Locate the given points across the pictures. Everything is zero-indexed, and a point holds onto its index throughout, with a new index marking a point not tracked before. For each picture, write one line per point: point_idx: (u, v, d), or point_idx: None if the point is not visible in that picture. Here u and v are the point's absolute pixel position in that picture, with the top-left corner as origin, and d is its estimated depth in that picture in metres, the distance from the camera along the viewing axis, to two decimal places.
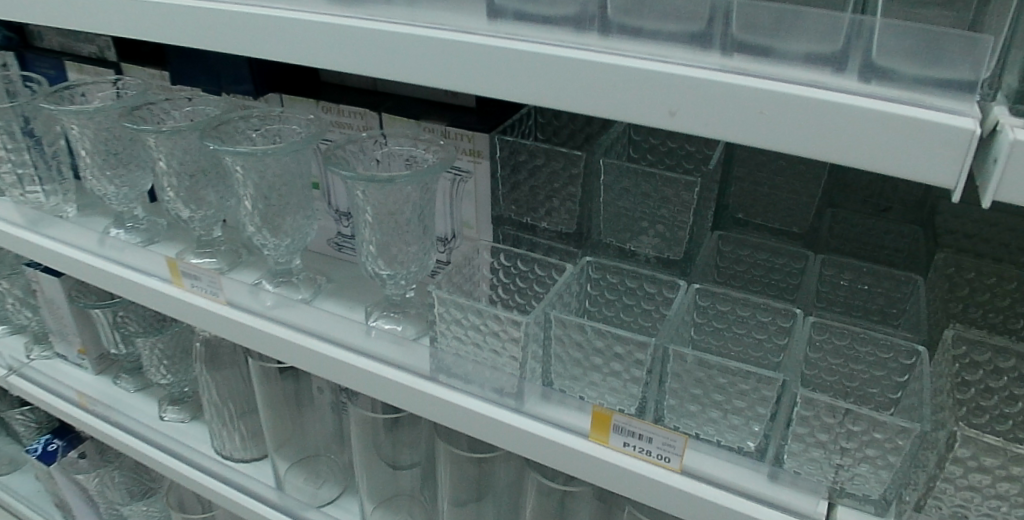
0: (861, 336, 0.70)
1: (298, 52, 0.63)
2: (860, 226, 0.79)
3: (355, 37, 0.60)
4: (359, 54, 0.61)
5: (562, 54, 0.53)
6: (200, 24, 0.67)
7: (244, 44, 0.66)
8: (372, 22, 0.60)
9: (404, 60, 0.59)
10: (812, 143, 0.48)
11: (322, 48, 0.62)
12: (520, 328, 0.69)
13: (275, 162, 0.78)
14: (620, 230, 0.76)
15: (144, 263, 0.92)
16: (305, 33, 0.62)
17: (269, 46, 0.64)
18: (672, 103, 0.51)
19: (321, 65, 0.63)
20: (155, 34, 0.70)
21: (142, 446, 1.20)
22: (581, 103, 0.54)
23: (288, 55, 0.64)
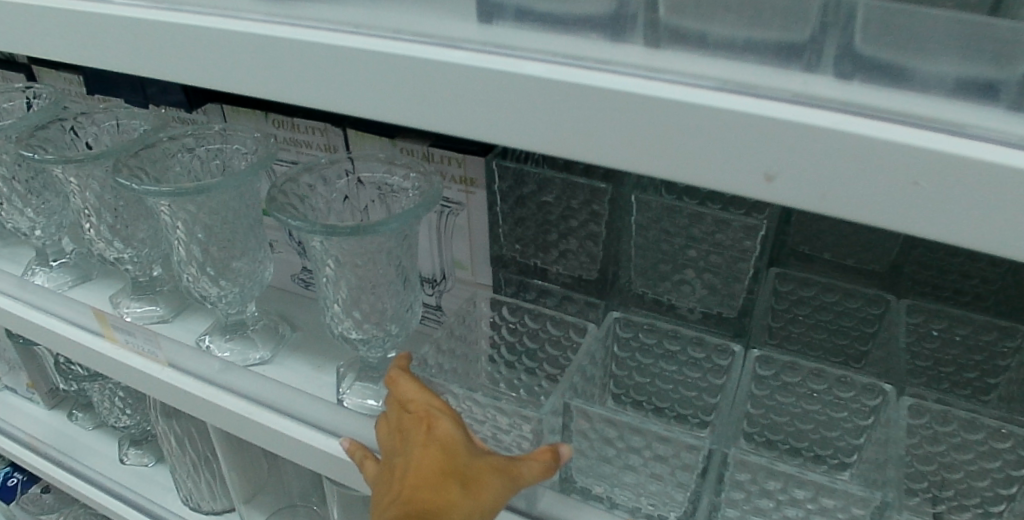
0: (970, 421, 0.54)
1: (199, 72, 0.44)
2: (951, 253, 0.60)
3: (279, 51, 0.41)
4: (283, 78, 0.42)
5: (592, 80, 0.35)
6: (58, 25, 0.48)
7: (123, 57, 0.47)
8: (299, 29, 0.41)
9: (349, 86, 0.40)
10: (991, 230, 0.31)
11: (232, 66, 0.43)
12: (532, 425, 0.53)
13: (211, 200, 0.61)
14: (655, 278, 0.60)
15: (69, 311, 0.76)
16: (207, 45, 0.43)
17: (157, 62, 0.45)
18: (768, 162, 0.33)
19: (235, 89, 0.44)
20: (13, 42, 0.51)
21: (92, 493, 1.04)
22: (621, 157, 0.36)
23: (187, 76, 0.45)
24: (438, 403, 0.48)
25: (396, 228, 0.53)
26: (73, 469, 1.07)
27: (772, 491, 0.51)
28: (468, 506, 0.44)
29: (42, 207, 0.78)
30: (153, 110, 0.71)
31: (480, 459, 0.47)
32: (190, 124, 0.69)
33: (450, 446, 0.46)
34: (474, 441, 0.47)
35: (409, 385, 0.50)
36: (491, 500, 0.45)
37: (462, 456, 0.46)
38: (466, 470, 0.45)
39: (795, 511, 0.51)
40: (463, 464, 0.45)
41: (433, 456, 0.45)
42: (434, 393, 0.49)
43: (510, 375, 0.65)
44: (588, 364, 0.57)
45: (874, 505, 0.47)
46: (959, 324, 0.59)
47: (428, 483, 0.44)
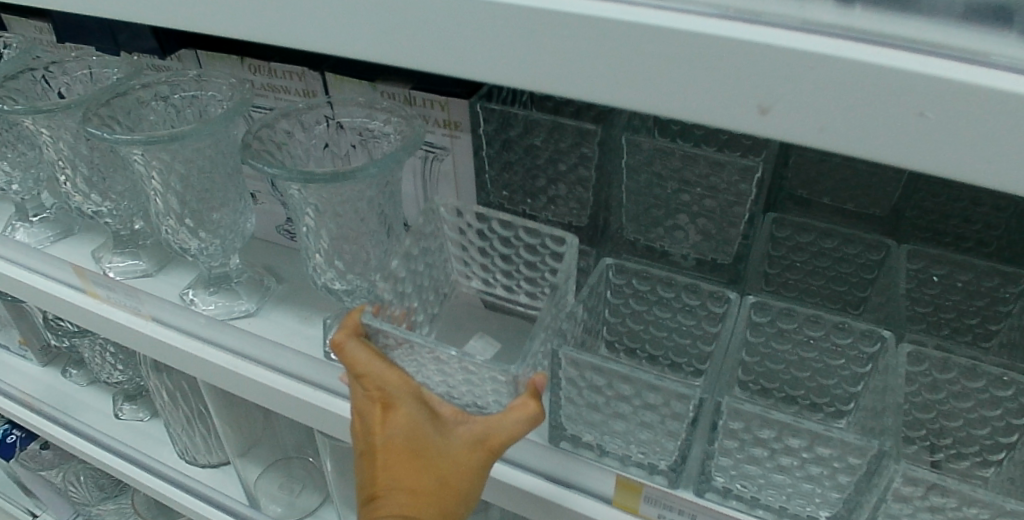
0: (970, 369, 0.52)
1: (163, 9, 0.42)
2: (954, 196, 0.58)
3: None
4: (250, 13, 0.39)
5: (574, 5, 0.32)
6: None
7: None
8: None
9: (318, 21, 0.38)
10: (998, 166, 0.29)
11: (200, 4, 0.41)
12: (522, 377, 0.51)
13: (186, 149, 0.58)
14: (648, 225, 0.58)
15: (50, 267, 0.74)
16: None
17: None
18: (762, 92, 0.31)
19: (205, 29, 0.42)
20: None
21: (85, 447, 1.03)
22: (608, 91, 0.33)
23: (157, 16, 0.43)
24: (391, 381, 0.48)
25: (375, 175, 0.51)
26: (66, 423, 1.06)
27: (765, 439, 0.51)
28: (449, 492, 0.48)
29: (18, 161, 0.76)
30: (125, 56, 0.68)
31: (450, 434, 0.48)
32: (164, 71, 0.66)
33: (414, 437, 0.48)
34: (438, 418, 0.48)
35: (359, 355, 0.48)
36: (471, 476, 0.48)
37: (431, 442, 0.48)
38: (439, 455, 0.48)
39: (789, 460, 0.51)
40: (433, 448, 0.48)
41: (401, 454, 0.48)
42: (387, 364, 0.48)
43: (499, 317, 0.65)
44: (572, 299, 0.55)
45: (872, 454, 0.47)
46: (960, 269, 0.57)
47: (405, 480, 0.48)
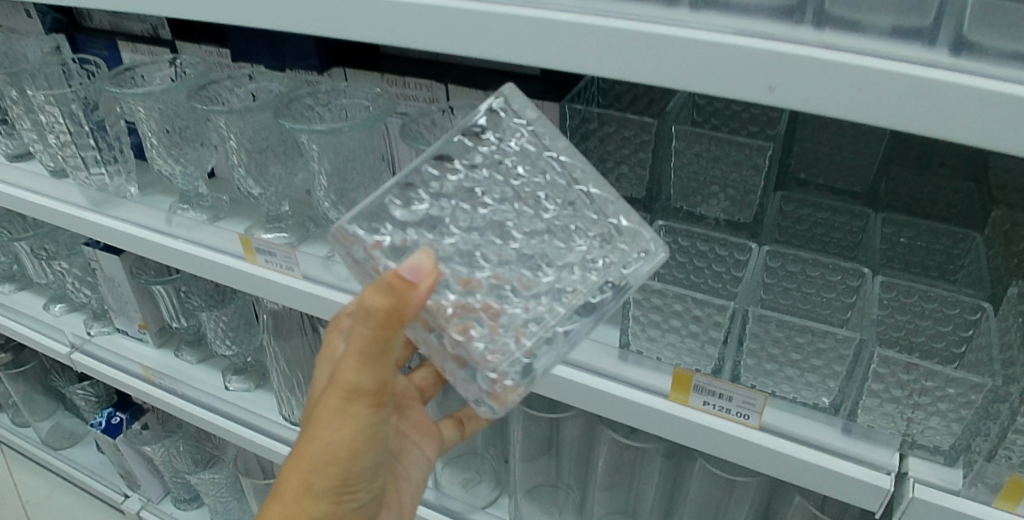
0: (929, 293, 0.69)
1: (383, 33, 0.65)
2: (923, 181, 0.78)
3: (445, 17, 0.61)
4: (447, 34, 0.62)
5: (659, 31, 0.54)
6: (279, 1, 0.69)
7: (327, 23, 0.67)
8: (461, 2, 0.61)
9: (494, 40, 0.60)
10: (913, 119, 0.50)
11: (410, 29, 0.63)
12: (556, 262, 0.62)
13: (348, 139, 0.80)
14: (690, 195, 0.79)
15: (217, 241, 0.95)
16: (395, 14, 0.63)
17: (352, 25, 0.66)
18: (772, 79, 0.52)
19: (407, 43, 0.64)
20: (240, 16, 0.72)
21: (217, 420, 1.26)
22: (681, 81, 0.55)
23: (379, 35, 0.65)
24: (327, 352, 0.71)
25: None
26: (197, 400, 1.29)
27: (780, 339, 0.71)
28: (308, 425, 0.62)
29: (192, 158, 0.97)
30: (288, 73, 0.90)
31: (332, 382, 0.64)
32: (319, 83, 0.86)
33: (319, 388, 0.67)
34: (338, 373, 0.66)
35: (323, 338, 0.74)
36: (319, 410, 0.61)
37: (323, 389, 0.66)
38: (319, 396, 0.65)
39: (797, 356, 0.70)
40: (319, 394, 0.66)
41: (311, 402, 0.68)
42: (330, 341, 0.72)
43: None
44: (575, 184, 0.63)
45: (856, 343, 0.67)
46: (922, 231, 0.75)
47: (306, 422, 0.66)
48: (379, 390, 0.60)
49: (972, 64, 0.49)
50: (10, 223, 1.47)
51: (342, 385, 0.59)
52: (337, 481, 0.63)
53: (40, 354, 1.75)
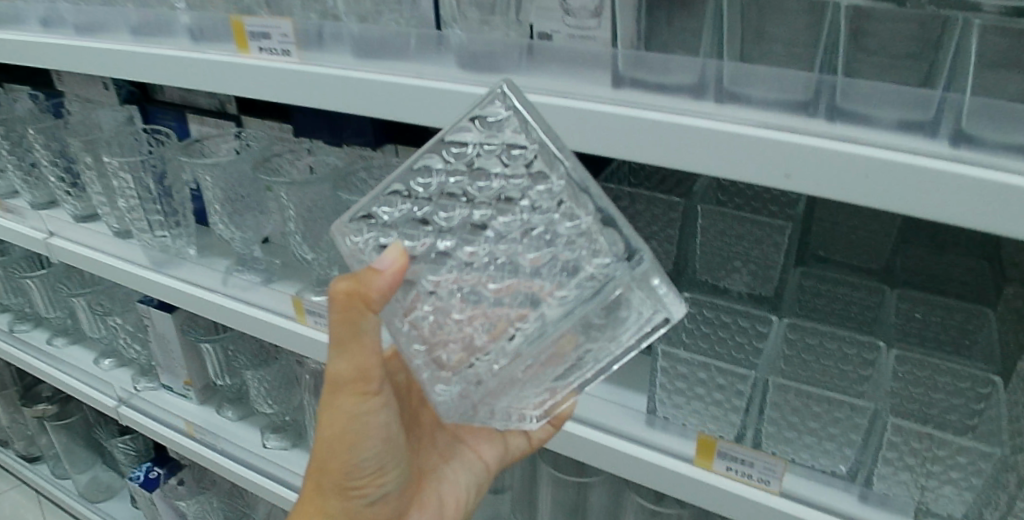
0: (941, 367, 0.72)
1: (439, 116, 0.72)
2: (940, 260, 0.83)
3: None
4: None
5: (686, 121, 0.61)
6: (344, 87, 0.77)
7: (386, 106, 0.75)
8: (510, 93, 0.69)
9: None
10: (916, 204, 0.55)
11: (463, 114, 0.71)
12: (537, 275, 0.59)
13: None
14: (715, 269, 0.85)
15: (270, 302, 1.02)
16: (450, 102, 0.71)
17: (410, 110, 0.74)
18: (787, 167, 0.58)
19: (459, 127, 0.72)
20: (305, 99, 0.81)
21: (253, 476, 1.31)
22: (705, 167, 0.61)
23: (434, 119, 0.73)
24: None
25: None
26: (236, 457, 1.33)
27: (799, 408, 0.74)
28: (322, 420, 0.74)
29: (251, 224, 1.05)
30: (345, 149, 0.99)
31: None
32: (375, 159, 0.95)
33: None
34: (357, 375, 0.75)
35: None
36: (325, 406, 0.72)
37: None
38: None
39: (816, 424, 0.74)
40: None
41: None
42: None
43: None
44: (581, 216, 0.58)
45: (870, 412, 0.71)
46: (935, 307, 0.79)
47: None
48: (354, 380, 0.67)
49: (969, 155, 0.54)
50: (70, 280, 1.57)
51: (328, 378, 0.69)
52: (341, 472, 0.73)
53: (85, 408, 1.82)
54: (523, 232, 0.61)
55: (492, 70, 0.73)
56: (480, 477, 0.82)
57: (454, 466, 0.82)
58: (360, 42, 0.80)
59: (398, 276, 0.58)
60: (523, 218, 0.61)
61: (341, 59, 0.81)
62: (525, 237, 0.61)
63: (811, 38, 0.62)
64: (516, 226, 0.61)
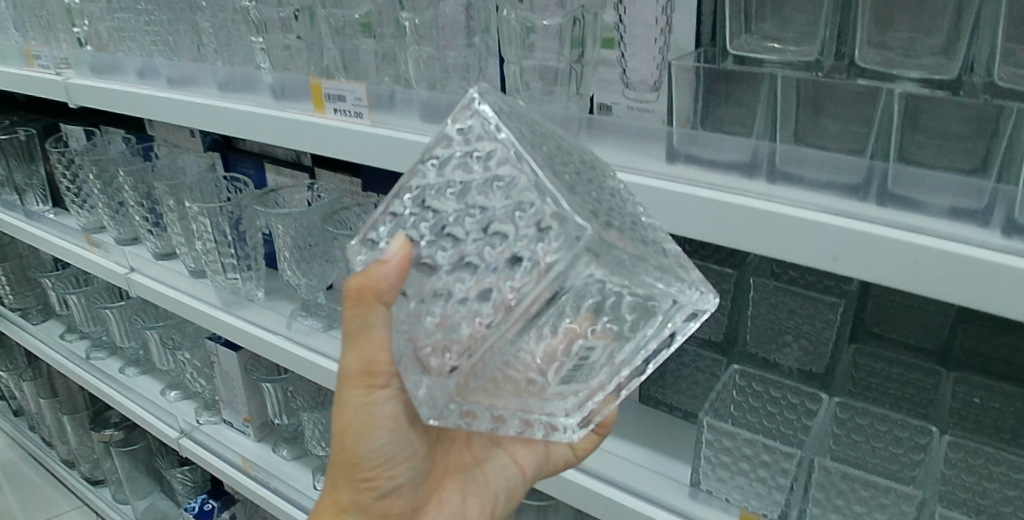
0: (995, 456, 0.70)
1: None
2: (1005, 340, 0.78)
3: None
4: None
5: (735, 200, 0.63)
6: (413, 151, 0.81)
7: None
8: None
9: None
10: (965, 293, 0.55)
11: None
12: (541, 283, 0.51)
13: None
14: (766, 342, 0.86)
15: (329, 348, 1.06)
16: None
17: None
18: (835, 249, 0.59)
19: None
20: (373, 157, 0.86)
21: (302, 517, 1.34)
22: (755, 245, 0.63)
23: None
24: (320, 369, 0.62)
25: None
26: (286, 496, 1.37)
27: (844, 491, 0.73)
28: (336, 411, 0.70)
29: (317, 272, 1.10)
30: None
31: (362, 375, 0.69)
32: None
33: None
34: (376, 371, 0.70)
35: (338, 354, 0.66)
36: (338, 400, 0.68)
37: None
38: None
39: (862, 508, 0.72)
40: None
41: None
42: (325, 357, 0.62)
43: (657, 407, 0.96)
44: (551, 208, 0.49)
45: (917, 501, 0.69)
46: (993, 394, 0.76)
47: None
48: (368, 375, 0.62)
49: None
50: (145, 313, 1.65)
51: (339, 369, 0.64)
52: (353, 467, 0.69)
53: (149, 436, 1.89)
54: (527, 228, 0.51)
55: None
56: (512, 483, 0.78)
57: (483, 467, 0.78)
58: (429, 107, 0.83)
59: (403, 272, 0.53)
60: (522, 213, 0.51)
61: (410, 123, 0.85)
62: (530, 230, 0.51)
63: (865, 120, 0.63)
64: (510, 219, 0.51)
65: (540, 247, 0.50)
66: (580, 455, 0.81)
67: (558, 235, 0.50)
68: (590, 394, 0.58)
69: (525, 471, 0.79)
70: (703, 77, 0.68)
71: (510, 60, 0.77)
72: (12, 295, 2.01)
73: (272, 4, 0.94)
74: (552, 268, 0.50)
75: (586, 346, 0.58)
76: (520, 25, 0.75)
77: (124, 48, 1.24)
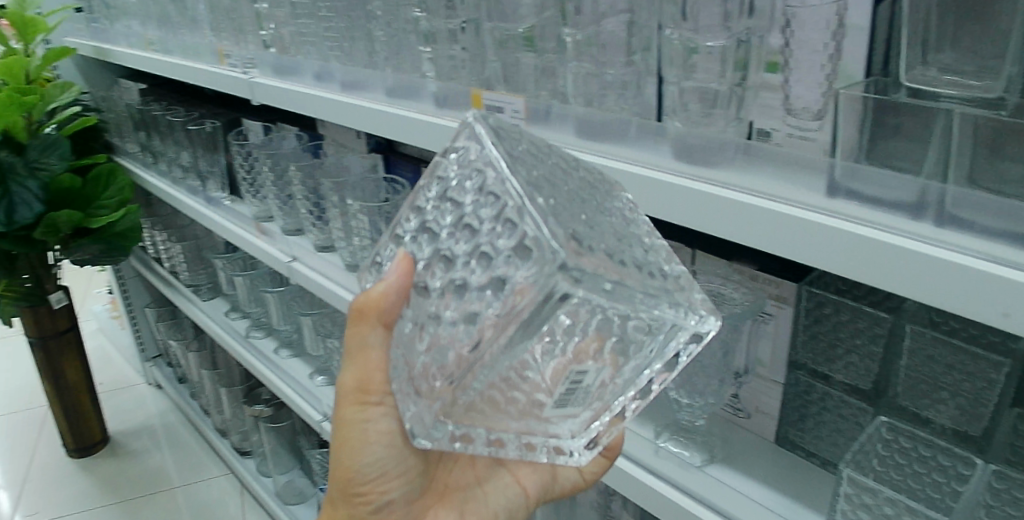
0: None
1: (656, 206, 0.75)
2: None
3: (705, 200, 0.70)
4: (708, 216, 0.71)
5: (895, 242, 0.59)
6: None
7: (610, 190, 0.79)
8: (721, 188, 0.70)
9: (746, 226, 0.68)
10: None
11: (674, 203, 0.73)
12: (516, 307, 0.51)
13: None
14: (918, 396, 0.80)
15: None
16: (661, 190, 0.74)
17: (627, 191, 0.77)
18: (1007, 305, 0.54)
19: (668, 217, 0.74)
20: None
21: None
22: (912, 291, 0.59)
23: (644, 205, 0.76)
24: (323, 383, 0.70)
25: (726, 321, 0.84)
26: None
27: None
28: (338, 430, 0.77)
29: None
30: None
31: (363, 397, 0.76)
32: None
33: None
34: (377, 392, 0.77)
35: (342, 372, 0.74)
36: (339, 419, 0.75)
37: None
38: None
39: None
40: None
41: None
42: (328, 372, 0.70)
43: (792, 451, 0.93)
44: (531, 229, 0.50)
45: None
46: None
47: None
48: (361, 389, 0.69)
49: None
50: (302, 300, 1.78)
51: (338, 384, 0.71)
52: (350, 481, 0.75)
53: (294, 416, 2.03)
54: (504, 251, 0.52)
55: (705, 162, 0.73)
56: (512, 502, 0.81)
57: (484, 487, 0.82)
58: (584, 122, 0.85)
59: (404, 291, 0.60)
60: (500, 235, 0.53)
61: (564, 138, 0.86)
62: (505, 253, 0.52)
63: None
64: (490, 241, 0.53)
65: (519, 271, 0.51)
66: (587, 478, 0.83)
67: (534, 258, 0.50)
68: (596, 415, 0.63)
69: (528, 493, 0.82)
70: (874, 106, 0.64)
71: (671, 81, 0.76)
72: (187, 271, 2.23)
73: (441, 16, 0.99)
74: (529, 289, 0.50)
75: (580, 372, 0.57)
76: (682, 46, 0.73)
77: (303, 52, 1.35)
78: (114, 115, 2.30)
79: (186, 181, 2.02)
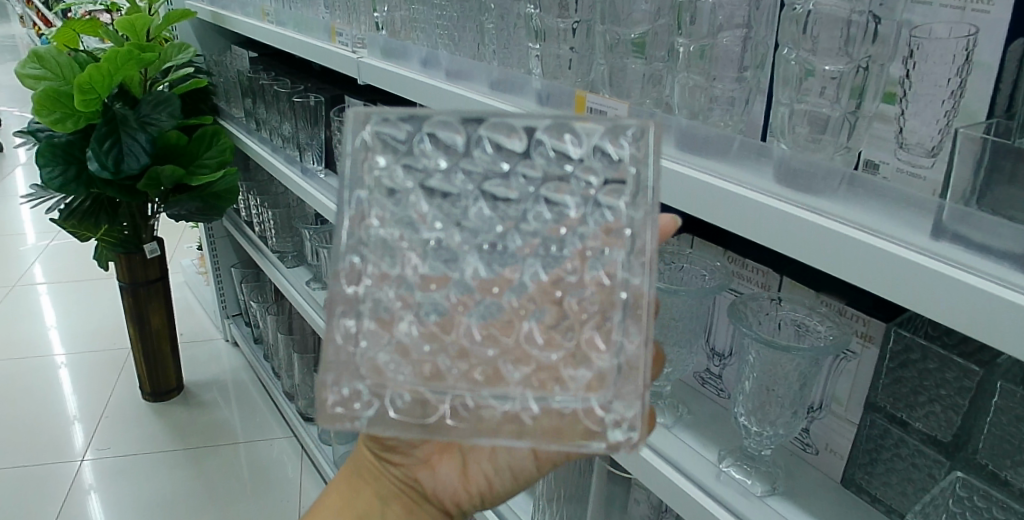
0: None
1: (748, 226, 0.74)
2: None
3: (799, 225, 0.69)
4: (800, 242, 0.69)
5: (996, 290, 0.56)
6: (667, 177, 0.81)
7: (703, 204, 0.78)
8: (818, 216, 0.68)
9: (839, 257, 0.66)
10: None
11: (768, 224, 0.72)
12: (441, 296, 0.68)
13: (682, 301, 0.96)
14: (1000, 455, 0.76)
15: None
16: (755, 210, 0.73)
17: (721, 208, 0.76)
18: None
19: (759, 237, 0.73)
20: None
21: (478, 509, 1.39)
22: (1010, 344, 0.56)
23: (737, 224, 0.75)
24: None
25: (809, 355, 0.81)
26: None
27: None
28: None
29: None
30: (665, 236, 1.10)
31: None
32: (683, 254, 1.03)
33: None
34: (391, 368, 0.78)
35: None
36: None
37: None
38: None
39: None
40: None
41: None
42: None
43: (858, 495, 0.90)
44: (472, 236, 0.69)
45: None
46: None
47: None
48: None
49: None
50: None
51: None
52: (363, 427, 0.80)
53: None
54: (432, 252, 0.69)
55: (805, 187, 0.71)
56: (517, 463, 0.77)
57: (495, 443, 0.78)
58: (686, 135, 0.83)
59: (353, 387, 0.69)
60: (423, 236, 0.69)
61: (665, 149, 0.85)
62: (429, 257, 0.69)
63: None
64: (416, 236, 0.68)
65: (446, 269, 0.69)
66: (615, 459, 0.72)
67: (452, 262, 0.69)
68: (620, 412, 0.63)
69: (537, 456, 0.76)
70: (991, 149, 0.62)
71: (781, 102, 0.75)
72: (276, 238, 2.33)
73: (552, 14, 1.01)
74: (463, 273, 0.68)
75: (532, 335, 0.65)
76: (799, 67, 0.72)
77: (414, 37, 1.39)
78: (226, 81, 2.42)
79: (285, 150, 2.10)
